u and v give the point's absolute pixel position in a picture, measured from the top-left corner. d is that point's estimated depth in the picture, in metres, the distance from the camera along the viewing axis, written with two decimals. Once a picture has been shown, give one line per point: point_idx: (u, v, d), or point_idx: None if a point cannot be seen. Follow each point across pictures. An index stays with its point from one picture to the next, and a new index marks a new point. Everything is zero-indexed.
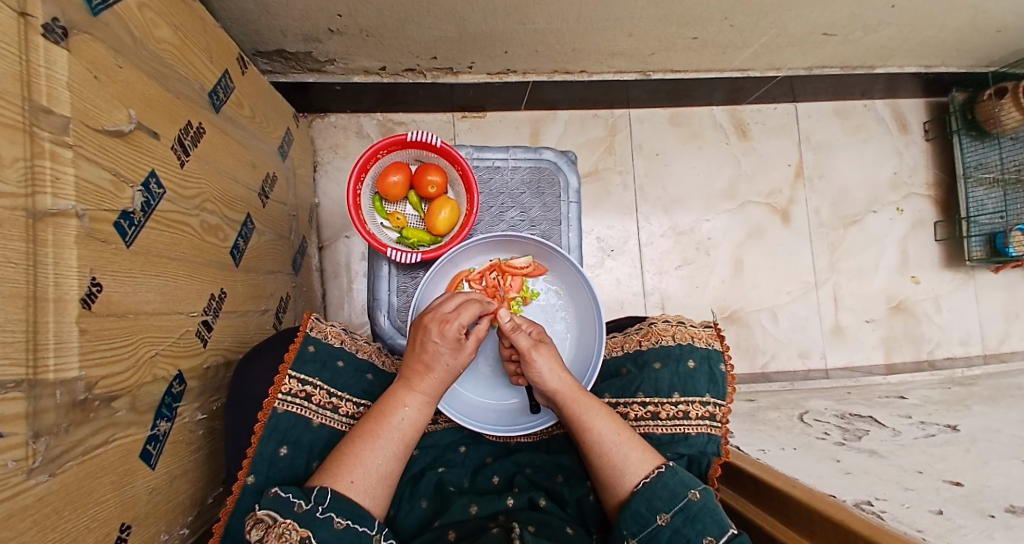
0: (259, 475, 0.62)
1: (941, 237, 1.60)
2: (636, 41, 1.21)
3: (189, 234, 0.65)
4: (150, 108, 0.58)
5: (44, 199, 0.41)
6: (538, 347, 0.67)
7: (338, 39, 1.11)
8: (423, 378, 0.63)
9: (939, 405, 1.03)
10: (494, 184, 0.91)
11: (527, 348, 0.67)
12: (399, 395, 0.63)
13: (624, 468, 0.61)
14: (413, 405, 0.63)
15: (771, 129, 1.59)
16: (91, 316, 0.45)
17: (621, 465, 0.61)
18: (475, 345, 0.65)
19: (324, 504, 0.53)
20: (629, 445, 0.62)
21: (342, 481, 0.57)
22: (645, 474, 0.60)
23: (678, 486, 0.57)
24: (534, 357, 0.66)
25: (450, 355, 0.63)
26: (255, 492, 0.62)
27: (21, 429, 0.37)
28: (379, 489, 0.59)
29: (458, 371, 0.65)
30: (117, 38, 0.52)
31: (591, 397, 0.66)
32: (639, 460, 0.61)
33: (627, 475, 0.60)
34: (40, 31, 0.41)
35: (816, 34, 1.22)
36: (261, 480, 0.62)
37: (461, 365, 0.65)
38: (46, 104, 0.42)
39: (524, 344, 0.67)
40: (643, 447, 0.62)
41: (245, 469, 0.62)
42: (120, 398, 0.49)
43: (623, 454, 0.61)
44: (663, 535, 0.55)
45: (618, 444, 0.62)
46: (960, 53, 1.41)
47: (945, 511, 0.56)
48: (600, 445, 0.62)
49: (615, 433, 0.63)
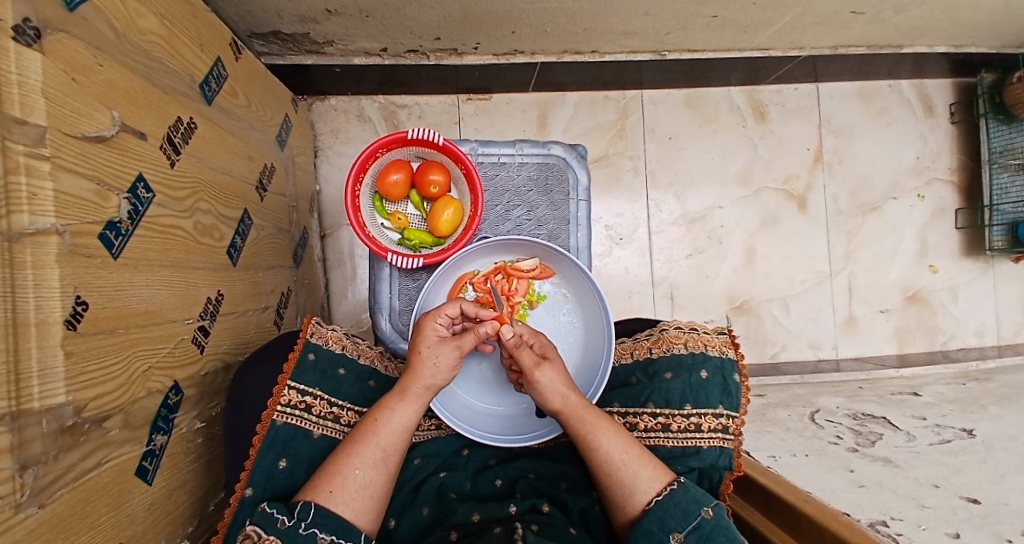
0: (257, 487, 0.61)
1: (962, 225, 1.54)
2: (652, 20, 1.14)
3: (181, 238, 0.62)
4: (135, 107, 0.55)
5: (20, 218, 0.38)
6: (541, 366, 0.64)
7: (336, 20, 1.05)
8: (408, 382, 0.62)
9: (954, 404, 1.00)
10: (499, 180, 0.87)
11: (530, 368, 0.64)
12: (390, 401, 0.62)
13: (634, 487, 0.59)
14: (399, 412, 0.61)
15: (791, 112, 1.52)
16: (78, 337, 0.43)
17: (630, 484, 0.59)
18: (458, 347, 0.63)
19: (307, 520, 0.53)
20: (639, 463, 0.60)
21: (321, 492, 0.56)
22: (656, 493, 0.59)
23: (692, 504, 0.56)
24: (538, 377, 0.64)
25: (429, 350, 0.62)
26: (253, 504, 0.61)
27: (7, 464, 0.36)
28: (359, 501, 0.57)
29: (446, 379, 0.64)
30: (97, 35, 0.49)
31: (598, 411, 0.64)
32: (649, 478, 0.60)
33: (638, 494, 0.59)
34: (10, 34, 0.38)
35: (843, 13, 1.14)
36: (259, 492, 0.61)
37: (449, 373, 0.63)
38: (19, 114, 0.38)
39: (526, 364, 0.64)
40: (653, 464, 0.61)
41: (244, 481, 0.61)
42: (112, 417, 0.48)
43: (633, 473, 0.60)
44: None
45: (627, 463, 0.60)
46: (998, 33, 1.31)
47: (962, 535, 0.54)
48: (608, 463, 0.60)
49: (623, 451, 0.61)
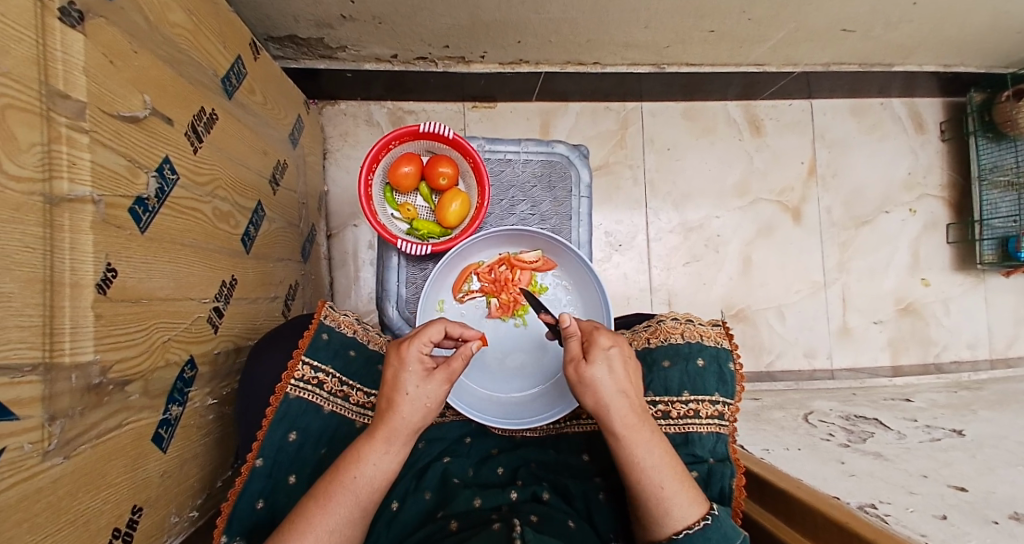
0: (267, 458, 0.63)
1: (953, 239, 1.58)
2: (652, 33, 1.19)
3: (201, 221, 0.65)
4: (163, 93, 0.58)
5: (60, 184, 0.41)
6: (593, 357, 0.58)
7: (350, 25, 1.10)
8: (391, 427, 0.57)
9: (946, 409, 1.02)
10: (505, 176, 0.91)
11: (577, 355, 0.59)
12: (365, 444, 0.57)
13: (671, 514, 0.57)
14: (378, 458, 0.57)
15: (786, 126, 1.57)
16: (106, 302, 0.45)
17: (667, 512, 0.57)
18: (447, 380, 0.58)
19: None
20: (678, 489, 0.57)
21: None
22: (690, 522, 0.56)
23: (722, 539, 0.55)
24: (585, 369, 0.58)
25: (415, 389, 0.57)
26: (264, 475, 0.63)
27: (37, 412, 0.38)
28: None
29: (430, 404, 0.58)
30: (132, 23, 0.52)
31: (649, 427, 0.59)
32: (685, 506, 0.57)
33: (673, 519, 0.57)
34: (56, 15, 0.41)
35: (835, 29, 1.19)
36: (269, 463, 0.63)
37: (431, 398, 0.58)
38: (62, 88, 0.42)
39: (576, 351, 0.59)
40: (691, 493, 0.58)
41: (255, 451, 0.63)
42: (133, 382, 0.50)
43: (671, 503, 0.56)
44: None
45: (668, 491, 0.56)
46: (984, 54, 1.36)
47: (949, 517, 0.56)
48: (648, 481, 0.57)
49: (665, 474, 0.57)
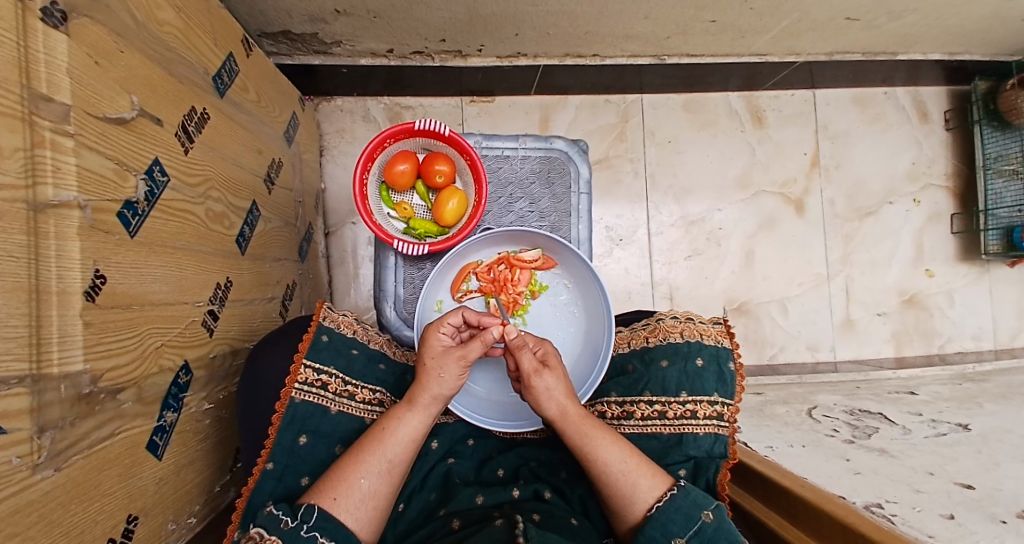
0: (278, 463, 0.63)
1: (958, 230, 1.56)
2: (652, 24, 1.16)
3: (193, 223, 0.64)
4: (152, 93, 0.57)
5: (45, 190, 0.40)
6: (540, 372, 0.63)
7: (344, 20, 1.08)
8: (417, 392, 0.63)
9: (950, 402, 1.02)
10: (503, 173, 0.89)
11: (529, 372, 0.63)
12: (397, 411, 0.63)
13: (634, 496, 0.60)
14: (405, 420, 0.62)
15: (788, 118, 1.55)
16: (95, 309, 0.44)
17: (630, 494, 0.60)
18: (464, 356, 0.63)
19: (308, 523, 0.54)
20: (638, 472, 0.60)
21: (326, 498, 0.57)
22: (656, 498, 0.59)
23: (693, 508, 0.57)
24: (534, 383, 0.63)
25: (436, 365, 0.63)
26: (275, 479, 0.63)
27: (25, 425, 0.37)
28: (363, 511, 0.58)
29: (453, 383, 0.64)
30: (119, 22, 0.51)
31: (600, 426, 0.63)
32: (649, 486, 0.60)
33: (638, 502, 0.60)
34: (37, 16, 0.40)
35: (838, 19, 1.17)
36: (280, 467, 0.63)
37: (451, 378, 0.63)
38: (45, 91, 0.40)
39: (527, 368, 0.63)
40: (652, 472, 0.61)
41: (265, 455, 0.63)
42: (125, 390, 0.49)
43: (632, 482, 0.60)
44: (707, 530, 0.56)
45: (626, 472, 0.60)
46: (992, 41, 1.34)
47: (956, 516, 0.55)
48: (608, 474, 0.61)
49: (622, 460, 0.61)
